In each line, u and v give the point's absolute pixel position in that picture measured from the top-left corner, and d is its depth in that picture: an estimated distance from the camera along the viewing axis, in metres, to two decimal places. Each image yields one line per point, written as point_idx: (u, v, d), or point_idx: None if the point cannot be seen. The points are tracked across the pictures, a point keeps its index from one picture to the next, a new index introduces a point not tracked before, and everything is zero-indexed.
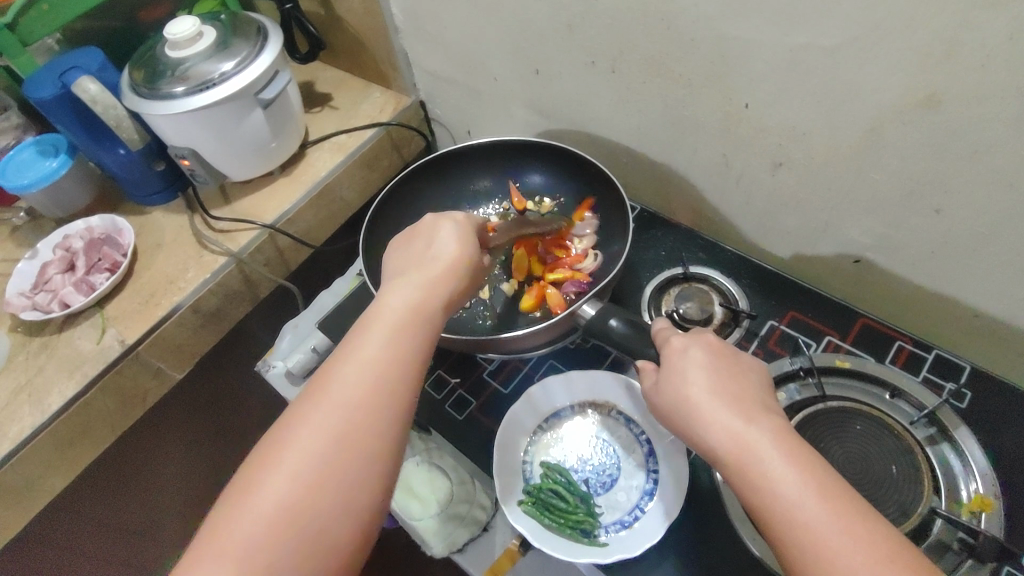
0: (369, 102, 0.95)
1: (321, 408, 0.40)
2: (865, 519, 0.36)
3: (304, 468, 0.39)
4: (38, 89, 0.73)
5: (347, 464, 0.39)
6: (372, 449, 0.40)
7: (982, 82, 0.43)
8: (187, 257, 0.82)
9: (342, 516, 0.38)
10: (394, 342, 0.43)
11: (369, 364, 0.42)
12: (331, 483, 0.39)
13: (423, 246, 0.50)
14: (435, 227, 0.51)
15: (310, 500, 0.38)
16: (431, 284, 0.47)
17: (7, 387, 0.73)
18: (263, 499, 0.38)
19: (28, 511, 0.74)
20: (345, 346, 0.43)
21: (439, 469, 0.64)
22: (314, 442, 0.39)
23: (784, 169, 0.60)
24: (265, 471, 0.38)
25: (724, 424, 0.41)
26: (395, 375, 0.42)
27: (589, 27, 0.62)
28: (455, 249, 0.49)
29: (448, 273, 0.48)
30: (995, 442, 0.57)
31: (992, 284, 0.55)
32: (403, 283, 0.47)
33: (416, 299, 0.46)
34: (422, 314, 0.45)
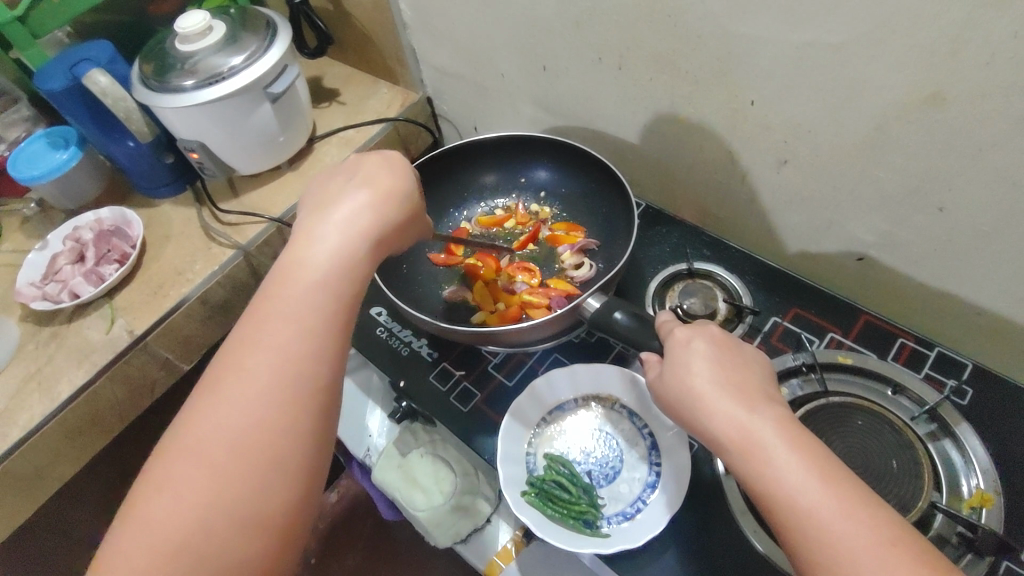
0: (377, 97, 0.95)
1: (247, 360, 0.40)
2: (867, 505, 0.36)
3: (237, 418, 0.39)
4: (49, 81, 0.74)
5: (282, 410, 0.40)
6: (306, 395, 0.40)
7: (987, 81, 0.43)
8: (195, 249, 0.83)
9: (275, 471, 0.38)
10: (317, 287, 0.43)
11: (293, 313, 0.42)
12: (266, 431, 0.39)
13: (342, 185, 0.49)
14: (355, 166, 0.51)
15: (245, 451, 0.38)
16: (354, 220, 0.47)
17: (18, 376, 0.74)
18: (200, 454, 0.38)
19: (37, 499, 0.75)
20: (266, 295, 0.43)
21: (443, 461, 0.67)
22: (240, 392, 0.40)
23: (789, 166, 0.60)
24: (196, 428, 0.39)
25: (727, 413, 0.42)
26: (320, 321, 0.42)
27: (597, 24, 0.62)
28: (377, 185, 0.49)
29: (368, 215, 0.47)
30: (996, 437, 0.57)
31: (995, 282, 0.55)
32: (317, 234, 0.46)
33: (331, 251, 0.45)
34: (345, 255, 0.45)
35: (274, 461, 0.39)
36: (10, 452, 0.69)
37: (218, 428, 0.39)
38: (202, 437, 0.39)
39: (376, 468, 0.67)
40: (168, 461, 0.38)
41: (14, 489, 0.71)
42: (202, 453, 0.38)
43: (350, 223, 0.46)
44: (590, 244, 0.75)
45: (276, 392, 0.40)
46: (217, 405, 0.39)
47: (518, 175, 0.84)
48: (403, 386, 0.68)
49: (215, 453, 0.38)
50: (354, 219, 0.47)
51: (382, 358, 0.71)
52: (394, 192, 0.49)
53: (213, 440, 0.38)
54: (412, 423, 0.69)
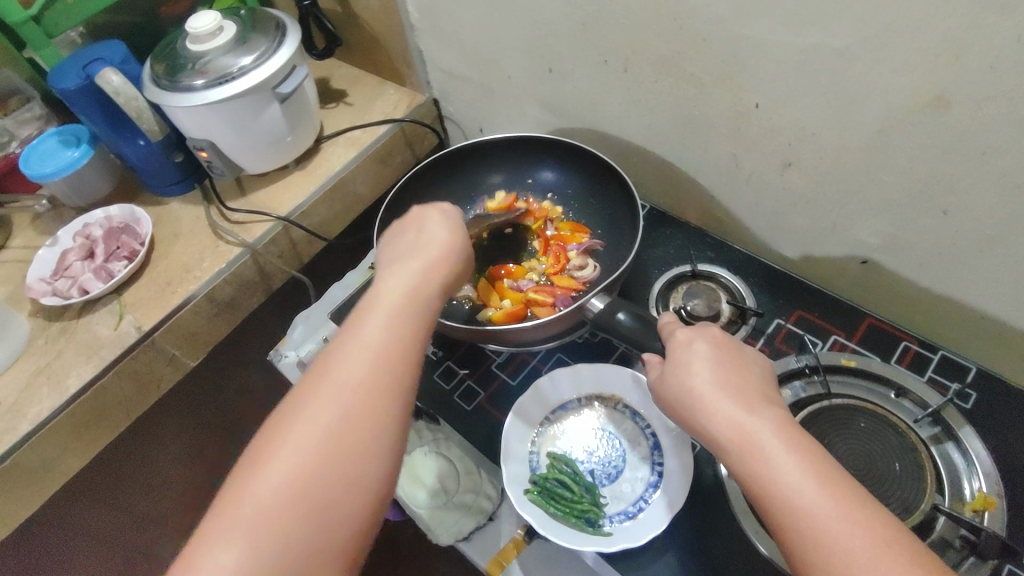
0: (384, 98, 0.96)
1: (326, 388, 0.40)
2: (863, 505, 0.37)
3: (314, 445, 0.39)
4: (62, 80, 0.75)
5: (357, 438, 0.39)
6: (382, 422, 0.40)
7: (989, 84, 0.44)
8: (203, 247, 0.84)
9: (364, 477, 0.39)
10: (395, 322, 0.44)
11: (370, 345, 0.42)
12: (341, 456, 0.39)
13: (414, 234, 0.51)
14: (425, 217, 0.52)
15: (321, 476, 0.38)
16: (429, 267, 0.48)
17: (27, 370, 0.75)
18: (279, 472, 0.38)
19: (44, 492, 0.76)
20: (345, 330, 0.43)
21: (445, 460, 0.65)
22: (316, 423, 0.39)
23: (793, 169, 0.60)
24: (270, 454, 0.38)
25: (726, 413, 0.42)
26: (400, 352, 0.43)
27: (603, 26, 0.63)
28: (448, 236, 0.51)
29: (445, 258, 0.49)
30: (1000, 442, 0.57)
31: (998, 286, 0.55)
32: (399, 269, 0.47)
33: (414, 284, 0.46)
34: (421, 297, 0.46)
35: (352, 481, 0.39)
36: (18, 445, 0.69)
37: (293, 453, 0.38)
38: (276, 465, 0.38)
39: None
40: (238, 491, 0.37)
41: (23, 482, 0.72)
42: (276, 480, 0.37)
43: (425, 269, 0.48)
44: (595, 245, 0.76)
45: (352, 423, 0.40)
46: (290, 434, 0.39)
47: (525, 176, 0.84)
48: (406, 385, 0.69)
49: (287, 480, 0.37)
50: (427, 265, 0.48)
51: None
52: (460, 243, 0.51)
53: (287, 466, 0.38)
54: (415, 421, 0.68)
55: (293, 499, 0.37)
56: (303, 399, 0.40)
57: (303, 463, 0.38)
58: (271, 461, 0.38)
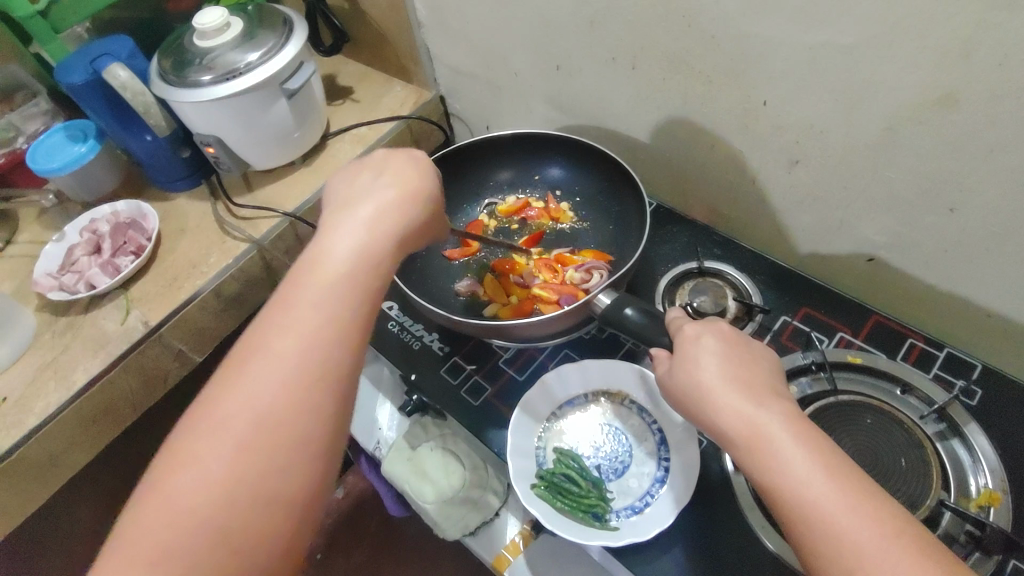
0: (390, 95, 0.96)
1: (261, 359, 0.39)
2: (872, 498, 0.37)
3: (248, 420, 0.38)
4: (70, 74, 0.75)
5: (293, 411, 0.38)
6: (321, 396, 0.39)
7: (999, 82, 0.44)
8: (209, 242, 0.84)
9: (305, 439, 0.38)
10: (337, 283, 0.43)
11: (308, 315, 0.41)
12: (278, 433, 0.38)
13: (366, 188, 0.49)
14: (381, 164, 0.51)
15: (256, 453, 0.37)
16: (379, 220, 0.46)
17: (35, 364, 0.75)
18: (216, 439, 0.37)
19: (51, 486, 0.76)
20: (283, 296, 0.42)
21: (453, 456, 0.67)
22: (250, 397, 0.38)
23: (801, 166, 0.61)
24: (204, 433, 0.37)
25: (735, 407, 0.42)
26: (340, 321, 0.41)
27: (611, 23, 0.63)
28: (403, 185, 0.49)
29: (398, 214, 0.47)
30: (1007, 439, 0.58)
31: (1006, 284, 0.55)
32: (345, 225, 0.46)
33: (362, 243, 0.45)
34: (368, 256, 0.45)
35: (292, 443, 0.38)
36: (25, 438, 0.70)
37: (225, 430, 0.37)
38: (208, 442, 0.37)
39: (385, 460, 0.67)
40: (169, 468, 0.37)
41: (29, 476, 0.72)
42: (209, 457, 0.37)
43: (375, 223, 0.46)
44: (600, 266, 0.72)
45: (288, 397, 0.39)
46: (223, 410, 0.38)
47: (532, 172, 0.84)
48: (414, 379, 0.69)
49: (220, 458, 0.37)
50: (378, 218, 0.46)
51: (393, 351, 0.72)
52: (416, 199, 0.49)
53: (220, 444, 0.37)
54: (422, 416, 0.69)
55: (227, 477, 0.36)
56: (239, 371, 0.39)
57: (237, 439, 0.37)
58: (205, 438, 0.37)
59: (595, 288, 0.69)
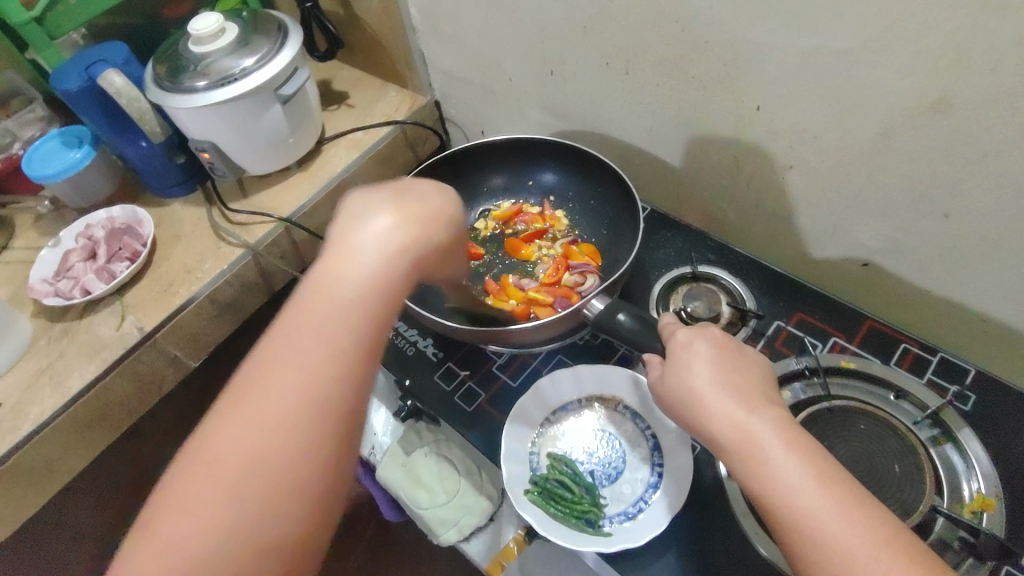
0: (385, 100, 0.96)
1: (223, 444, 0.34)
2: (862, 504, 0.37)
3: (203, 527, 0.33)
4: (64, 81, 0.75)
5: (251, 514, 0.33)
6: (288, 497, 0.34)
7: (992, 87, 0.44)
8: (205, 248, 0.84)
9: (260, 560, 0.33)
10: (312, 369, 0.36)
11: (282, 390, 0.35)
12: (234, 538, 0.33)
13: (366, 220, 0.39)
14: (385, 200, 0.40)
15: (208, 559, 0.33)
16: (378, 278, 0.38)
17: (30, 370, 0.75)
18: (161, 553, 0.33)
19: (45, 493, 0.76)
20: (256, 365, 0.36)
21: (447, 460, 0.67)
22: (205, 496, 0.33)
23: (794, 171, 0.61)
24: (151, 539, 0.33)
25: (727, 413, 0.42)
26: (316, 399, 0.35)
27: (604, 29, 0.63)
28: (408, 220, 0.40)
29: (400, 266, 0.39)
30: (1000, 444, 0.57)
31: (1001, 289, 0.55)
32: (337, 281, 0.38)
33: (351, 308, 0.37)
34: (357, 316, 0.37)
35: (242, 562, 0.33)
36: (20, 444, 0.70)
37: (178, 532, 0.33)
38: (158, 545, 0.33)
39: (381, 466, 0.68)
40: (116, 571, 0.33)
41: (24, 483, 0.72)
42: (157, 565, 0.32)
43: (377, 269, 0.38)
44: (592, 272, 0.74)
45: (248, 496, 0.34)
46: (176, 506, 0.33)
47: (525, 178, 0.85)
48: (408, 385, 0.69)
49: (169, 566, 0.32)
50: (376, 277, 0.38)
51: (387, 355, 0.72)
52: (424, 240, 0.40)
53: (167, 557, 0.33)
54: (417, 422, 0.70)
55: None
56: (195, 458, 0.35)
57: (188, 543, 0.33)
58: (153, 540, 0.33)
59: (589, 292, 0.71)
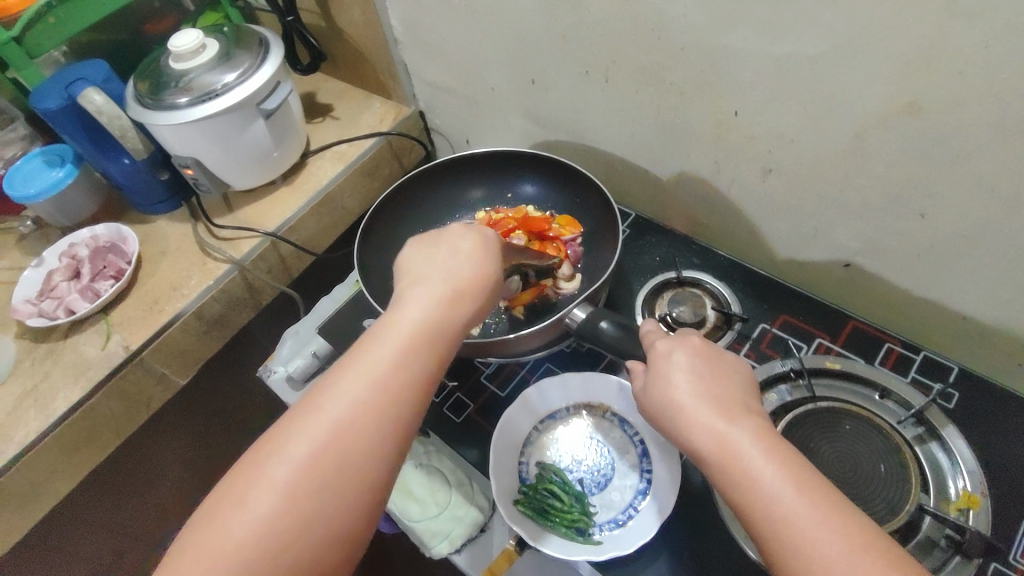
0: (369, 112, 0.96)
1: (318, 418, 0.40)
2: (840, 510, 0.37)
3: (302, 475, 0.38)
4: (44, 100, 0.75)
5: (343, 473, 0.39)
6: (367, 465, 0.39)
7: (960, 90, 0.44)
8: (190, 264, 0.84)
9: (344, 510, 0.38)
10: (402, 360, 0.42)
11: (372, 378, 0.41)
12: (329, 493, 0.38)
13: (448, 250, 0.49)
14: (457, 241, 0.50)
15: (296, 513, 0.37)
16: (453, 294, 0.46)
17: (14, 393, 0.74)
18: (265, 495, 0.37)
19: (33, 515, 0.75)
20: (351, 357, 0.42)
21: (436, 470, 0.65)
22: (302, 455, 0.38)
23: (774, 175, 0.61)
24: (256, 481, 0.38)
25: (706, 424, 0.42)
26: (404, 390, 0.41)
27: (583, 38, 0.63)
28: (477, 262, 0.49)
29: (473, 287, 0.47)
30: (983, 440, 0.58)
31: (980, 287, 0.56)
32: (424, 291, 0.46)
33: (435, 315, 0.45)
34: (438, 330, 0.44)
35: (333, 508, 0.38)
36: (5, 468, 0.69)
37: (271, 488, 0.38)
38: (259, 495, 0.37)
39: None
40: (218, 515, 0.37)
41: (9, 507, 0.71)
42: (253, 511, 0.37)
43: (451, 295, 0.46)
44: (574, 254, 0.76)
45: (341, 459, 0.39)
46: (273, 465, 0.38)
47: (505, 190, 0.85)
48: None
49: (263, 514, 0.37)
50: (452, 292, 0.46)
51: None
52: (489, 268, 0.49)
53: (270, 496, 0.37)
54: None
55: (268, 535, 0.37)
56: (291, 426, 0.40)
57: (283, 497, 0.37)
58: (260, 488, 0.38)
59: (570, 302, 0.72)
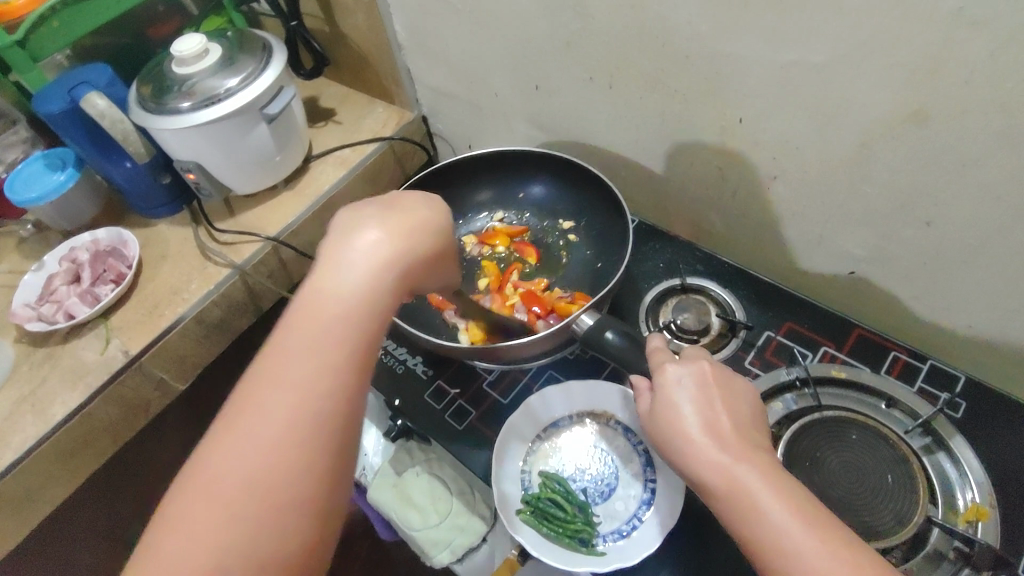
0: (372, 116, 0.96)
1: (244, 436, 0.36)
2: (851, 548, 0.36)
3: (228, 499, 0.34)
4: (47, 103, 0.74)
5: (272, 491, 0.35)
6: (302, 497, 0.35)
7: (966, 97, 0.44)
8: (191, 269, 0.83)
9: (277, 527, 0.35)
10: (319, 358, 0.38)
11: (291, 385, 0.37)
12: (261, 514, 0.34)
13: (365, 223, 0.43)
14: (381, 206, 0.45)
15: (224, 560, 0.33)
16: (370, 274, 0.41)
17: (11, 398, 0.74)
18: (184, 537, 0.34)
19: (28, 520, 0.74)
20: (266, 363, 0.38)
21: (438, 480, 0.66)
22: (225, 491, 0.35)
23: (779, 182, 0.61)
24: (172, 528, 0.34)
25: (714, 459, 0.42)
26: (329, 387, 0.37)
27: (587, 44, 0.63)
28: (407, 232, 0.43)
29: (393, 262, 0.42)
30: (990, 451, 0.58)
31: (988, 297, 0.55)
32: (337, 275, 0.41)
33: (349, 303, 0.40)
34: (355, 316, 0.40)
35: (264, 531, 0.34)
36: (3, 473, 0.68)
37: (192, 528, 0.34)
38: (180, 537, 0.34)
39: (371, 489, 0.66)
40: (142, 564, 0.33)
41: (5, 512, 0.71)
42: (177, 557, 0.33)
43: (366, 277, 0.41)
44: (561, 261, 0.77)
45: (270, 476, 0.35)
46: (199, 501, 0.34)
47: (515, 191, 0.85)
48: (398, 405, 0.69)
49: (190, 561, 0.33)
50: (370, 272, 0.41)
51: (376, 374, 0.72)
52: (415, 238, 0.43)
53: (194, 531, 0.34)
54: (406, 441, 0.69)
55: (200, 571, 0.33)
56: (218, 448, 0.36)
57: (206, 544, 0.34)
58: (181, 528, 0.34)
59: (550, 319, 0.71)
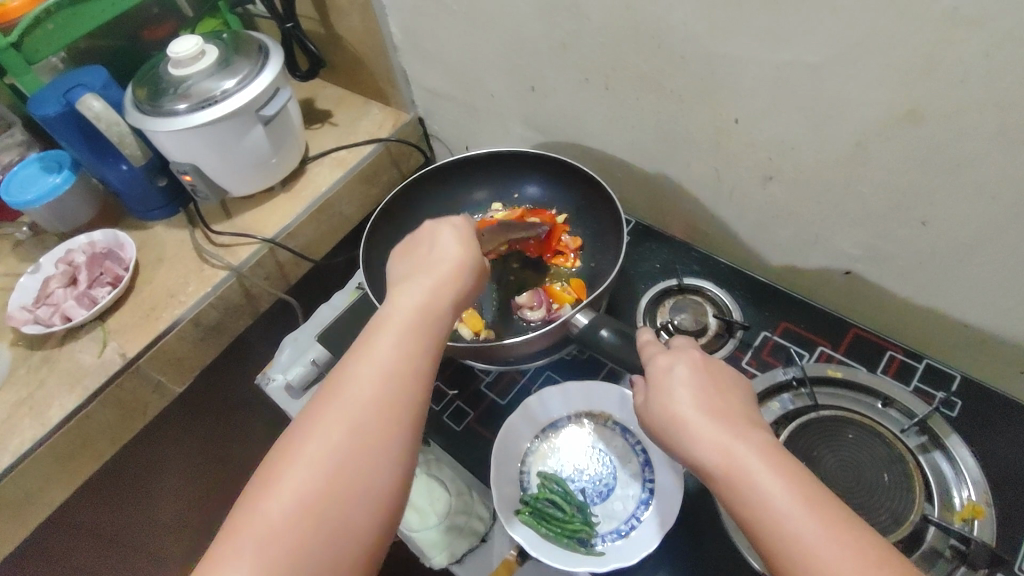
0: (368, 118, 0.96)
1: (334, 414, 0.40)
2: (850, 526, 0.37)
3: (319, 467, 0.39)
4: (42, 106, 0.74)
5: (358, 464, 0.39)
6: (382, 471, 0.40)
7: (959, 96, 0.44)
8: (188, 271, 0.83)
9: (361, 498, 0.39)
10: (398, 352, 0.43)
11: (376, 373, 0.42)
12: (349, 483, 0.39)
13: (428, 248, 0.51)
14: (437, 230, 0.52)
15: (314, 525, 0.37)
16: (436, 286, 0.47)
17: (8, 401, 0.74)
18: (278, 501, 0.38)
19: (27, 524, 0.74)
20: (352, 356, 0.43)
21: (437, 480, 0.64)
22: (316, 462, 0.39)
23: (775, 182, 0.61)
24: (268, 490, 0.38)
25: (713, 439, 0.42)
26: (406, 379, 0.42)
27: (583, 44, 0.63)
28: (460, 252, 0.50)
29: (455, 277, 0.48)
30: (985, 449, 0.58)
31: (981, 297, 0.56)
32: (410, 286, 0.47)
33: (423, 307, 0.46)
34: (428, 319, 0.45)
35: (350, 499, 0.38)
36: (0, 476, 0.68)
37: (287, 491, 0.38)
38: (277, 497, 0.38)
39: None
40: (241, 521, 0.37)
41: (3, 516, 0.70)
42: (274, 517, 0.37)
43: (434, 288, 0.47)
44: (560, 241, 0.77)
45: (356, 453, 0.39)
46: (293, 468, 0.39)
47: (510, 190, 0.84)
48: None
49: (285, 522, 0.37)
50: (438, 284, 0.47)
51: None
52: (471, 258, 0.50)
53: (288, 496, 0.38)
54: None
55: (293, 529, 0.37)
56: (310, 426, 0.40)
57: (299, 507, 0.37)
58: (276, 489, 0.38)
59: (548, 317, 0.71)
